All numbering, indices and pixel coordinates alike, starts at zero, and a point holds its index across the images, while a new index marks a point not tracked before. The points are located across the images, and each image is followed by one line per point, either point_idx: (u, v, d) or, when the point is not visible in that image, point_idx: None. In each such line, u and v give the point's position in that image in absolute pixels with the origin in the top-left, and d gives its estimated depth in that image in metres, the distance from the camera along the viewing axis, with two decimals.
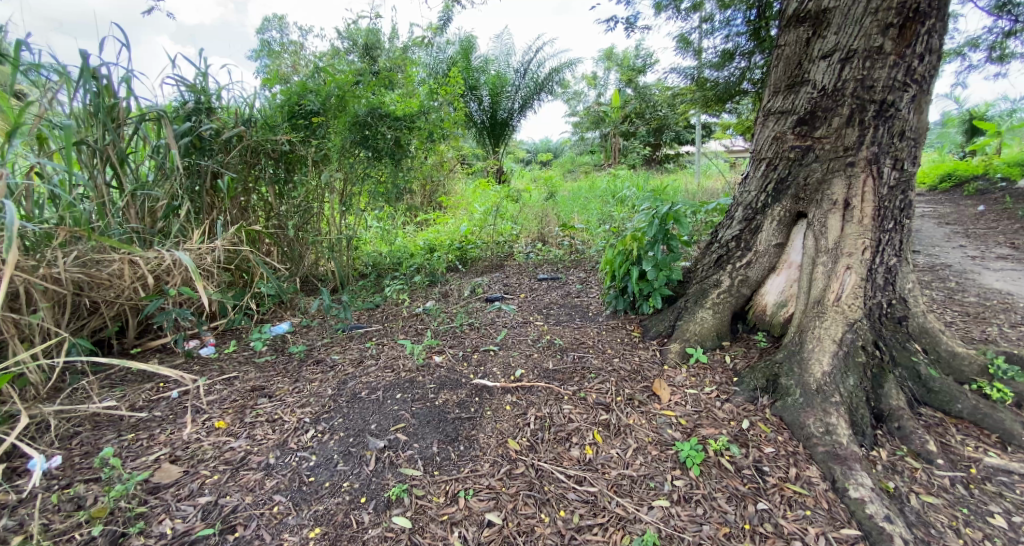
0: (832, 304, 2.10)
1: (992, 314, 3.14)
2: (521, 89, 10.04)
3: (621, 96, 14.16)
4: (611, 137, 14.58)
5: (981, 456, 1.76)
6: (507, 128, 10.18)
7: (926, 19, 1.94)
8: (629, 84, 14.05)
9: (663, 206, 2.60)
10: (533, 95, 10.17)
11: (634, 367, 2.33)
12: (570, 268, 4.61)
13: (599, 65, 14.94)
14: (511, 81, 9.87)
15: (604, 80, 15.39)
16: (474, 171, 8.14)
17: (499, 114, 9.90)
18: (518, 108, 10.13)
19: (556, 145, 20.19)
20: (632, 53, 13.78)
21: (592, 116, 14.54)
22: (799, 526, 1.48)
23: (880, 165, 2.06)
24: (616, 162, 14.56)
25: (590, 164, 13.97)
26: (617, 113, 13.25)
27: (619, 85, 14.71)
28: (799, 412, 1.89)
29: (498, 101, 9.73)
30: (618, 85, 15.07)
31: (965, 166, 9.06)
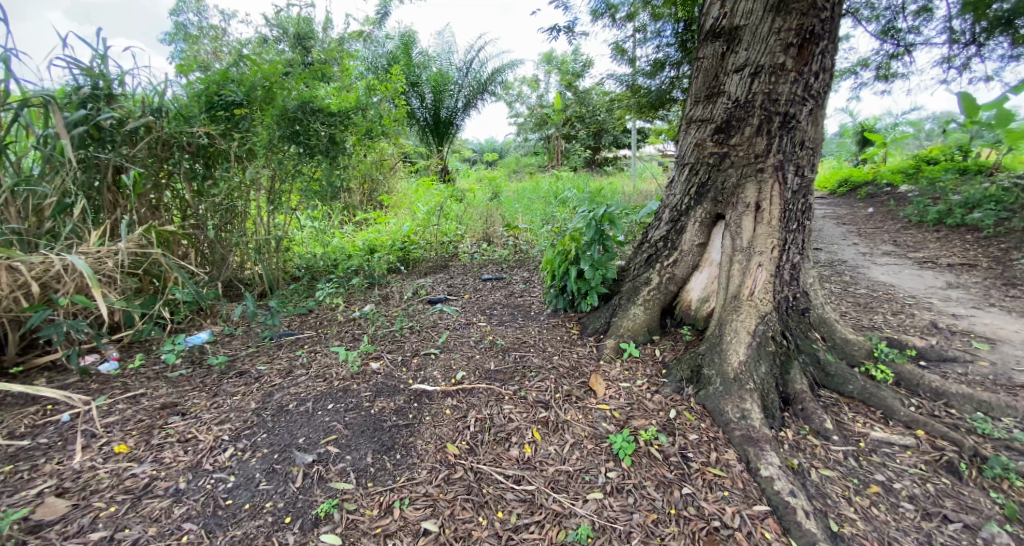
0: (746, 299, 2.28)
1: (879, 303, 3.58)
2: (463, 88, 9.97)
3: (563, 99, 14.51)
4: (554, 139, 14.92)
5: (868, 430, 1.98)
6: (450, 127, 10.09)
7: (820, 41, 2.16)
8: (569, 88, 14.44)
9: (598, 208, 2.70)
10: (475, 95, 10.14)
11: (573, 364, 2.40)
12: (514, 268, 4.65)
13: (541, 67, 15.21)
14: (453, 79, 9.77)
15: (546, 82, 15.70)
16: (417, 170, 8.00)
17: (442, 113, 9.78)
18: (461, 107, 10.06)
19: (501, 146, 20.34)
20: (572, 58, 14.16)
21: (535, 117, 14.81)
22: (718, 507, 1.59)
23: (785, 172, 2.26)
24: (560, 163, 14.92)
25: (534, 165, 14.21)
26: (558, 116, 13.58)
27: (560, 88, 15.07)
28: (719, 400, 2.03)
29: (441, 99, 9.60)
30: (559, 88, 15.41)
31: (858, 173, 10.27)
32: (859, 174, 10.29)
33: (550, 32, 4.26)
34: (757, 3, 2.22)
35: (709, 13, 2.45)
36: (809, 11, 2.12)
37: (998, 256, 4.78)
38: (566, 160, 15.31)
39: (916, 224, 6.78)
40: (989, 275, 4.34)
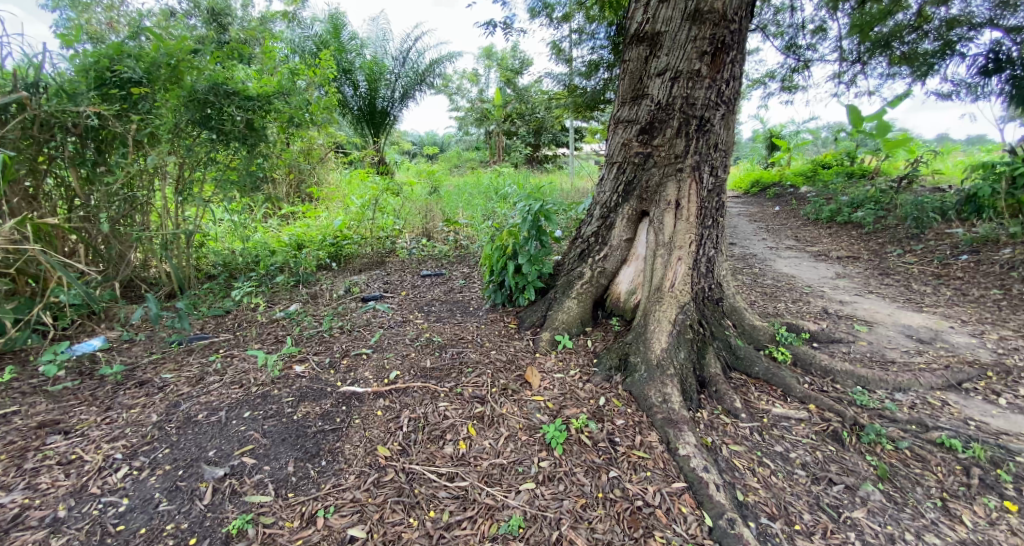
0: (668, 290, 2.42)
1: (783, 293, 3.97)
2: (400, 79, 9.66)
3: (502, 95, 14.56)
4: (496, 135, 14.93)
5: (770, 407, 2.19)
6: (387, 118, 9.73)
7: (730, 51, 2.34)
8: (509, 85, 14.53)
9: (534, 203, 2.74)
10: (413, 86, 9.84)
11: (509, 358, 2.42)
12: (454, 264, 4.59)
13: (480, 62, 15.15)
14: (389, 69, 9.43)
15: (485, 77, 15.65)
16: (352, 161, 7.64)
17: (377, 103, 9.40)
18: (399, 98, 9.74)
19: (442, 140, 20.04)
20: (511, 54, 14.25)
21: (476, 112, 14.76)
22: (641, 487, 1.69)
23: (701, 172, 2.43)
24: (501, 159, 14.97)
25: (475, 159, 14.11)
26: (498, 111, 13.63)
27: (499, 84, 15.10)
28: (644, 386, 2.15)
29: (376, 89, 9.23)
30: (498, 84, 15.44)
31: (767, 175, 11.30)
32: (768, 175, 11.34)
33: (488, 26, 4.22)
34: (676, 11, 2.36)
35: (633, 18, 2.56)
36: (720, 22, 2.28)
37: (877, 249, 5.50)
38: (507, 156, 15.38)
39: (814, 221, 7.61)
40: (869, 266, 4.98)
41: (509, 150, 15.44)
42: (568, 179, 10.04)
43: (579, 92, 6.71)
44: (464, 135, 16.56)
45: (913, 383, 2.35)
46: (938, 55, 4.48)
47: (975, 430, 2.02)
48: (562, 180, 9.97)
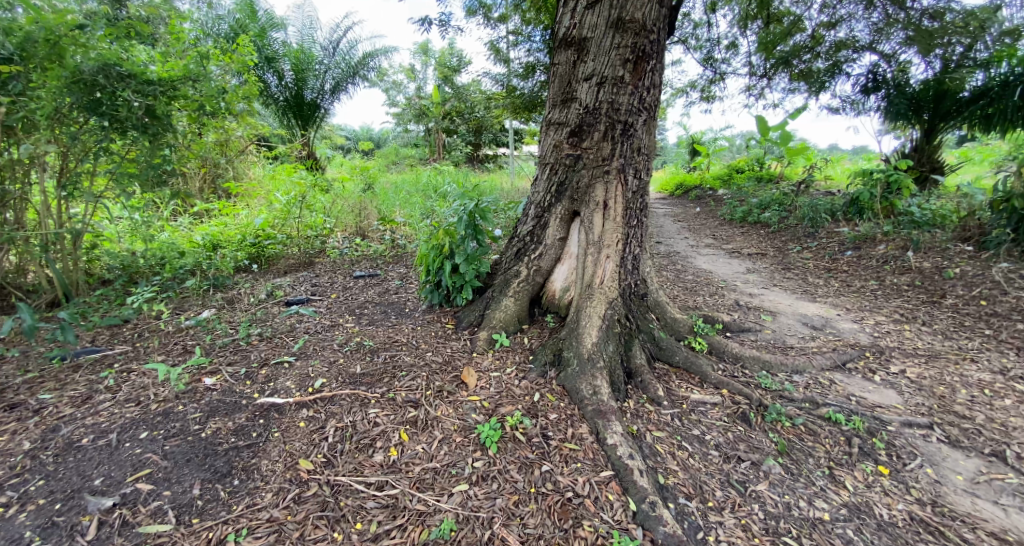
0: (598, 287, 2.52)
1: (703, 287, 4.29)
2: (330, 70, 9.19)
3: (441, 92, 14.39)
4: (435, 132, 14.68)
5: (689, 393, 2.35)
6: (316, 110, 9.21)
7: (650, 60, 2.47)
8: (447, 82, 14.39)
9: (469, 203, 2.74)
10: (345, 79, 9.40)
11: (445, 359, 2.39)
12: (389, 264, 4.45)
13: (417, 58, 14.83)
14: (317, 59, 8.93)
15: (423, 73, 15.36)
16: (279, 156, 7.16)
17: (305, 94, 8.87)
18: (329, 90, 9.26)
19: (379, 136, 19.40)
20: (449, 52, 14.11)
21: (414, 109, 14.50)
22: (571, 479, 1.73)
23: (626, 174, 2.55)
24: (441, 157, 14.74)
25: (413, 156, 13.80)
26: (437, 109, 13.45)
27: (436, 81, 14.88)
28: (576, 379, 2.22)
29: (304, 79, 8.70)
30: (436, 81, 15.21)
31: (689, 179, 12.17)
32: (690, 179, 12.22)
33: (424, 22, 4.14)
34: (601, 18, 2.45)
35: (562, 22, 2.63)
36: (640, 32, 2.40)
37: (780, 247, 6.10)
38: (447, 155, 14.91)
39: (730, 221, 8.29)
40: (774, 262, 5.51)
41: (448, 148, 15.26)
42: (508, 179, 10.11)
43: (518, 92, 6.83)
44: (401, 131, 16.13)
45: (807, 365, 2.64)
46: (828, 72, 5.74)
47: (856, 405, 2.30)
48: (502, 180, 10.03)
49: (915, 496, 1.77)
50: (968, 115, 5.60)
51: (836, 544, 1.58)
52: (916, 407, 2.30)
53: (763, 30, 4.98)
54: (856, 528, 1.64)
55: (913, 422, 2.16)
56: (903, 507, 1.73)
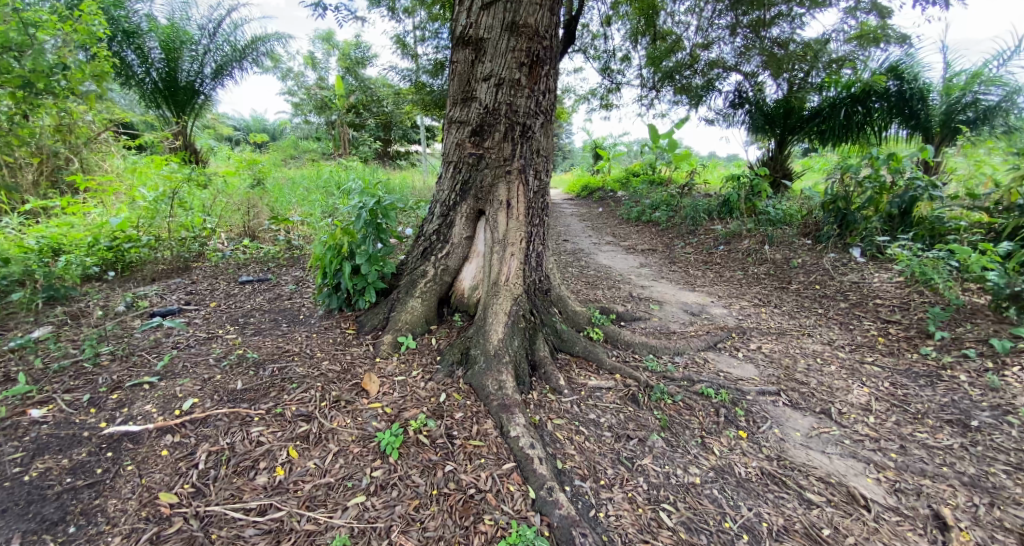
0: (504, 284, 2.56)
1: (604, 281, 4.60)
2: (212, 53, 8.19)
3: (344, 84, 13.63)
4: (339, 126, 13.86)
5: (588, 380, 2.49)
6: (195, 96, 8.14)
7: (544, 65, 2.57)
8: (351, 74, 13.69)
9: (368, 200, 2.61)
10: (230, 63, 8.43)
11: (344, 367, 2.26)
12: (282, 267, 4.09)
13: (317, 46, 13.89)
14: (194, 39, 7.88)
15: (324, 63, 14.43)
16: (148, 146, 6.22)
17: (180, 77, 7.80)
18: (210, 74, 8.23)
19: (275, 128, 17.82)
20: (353, 43, 13.46)
21: (316, 100, 13.61)
22: (474, 476, 1.74)
23: (527, 174, 2.63)
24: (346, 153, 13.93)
25: (314, 150, 12.87)
26: (340, 101, 12.73)
27: (339, 71, 14.08)
28: (482, 377, 2.23)
29: (177, 60, 7.64)
30: (339, 72, 14.37)
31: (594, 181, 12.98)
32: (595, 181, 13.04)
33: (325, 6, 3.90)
34: (496, 20, 2.48)
35: (458, 20, 2.61)
36: (534, 37, 2.49)
37: (667, 243, 6.75)
38: (353, 150, 14.22)
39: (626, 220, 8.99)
40: (663, 256, 6.08)
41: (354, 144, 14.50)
42: (418, 177, 9.89)
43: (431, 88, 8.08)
44: (300, 122, 14.97)
45: (686, 347, 2.96)
46: (703, 87, 6.55)
47: (724, 379, 2.63)
48: (412, 177, 9.79)
49: (765, 453, 2.07)
50: (806, 130, 6.62)
51: (705, 503, 1.79)
52: (769, 377, 2.70)
53: (651, 46, 5.92)
54: (721, 486, 1.87)
55: (765, 391, 2.53)
56: (756, 464, 2.00)
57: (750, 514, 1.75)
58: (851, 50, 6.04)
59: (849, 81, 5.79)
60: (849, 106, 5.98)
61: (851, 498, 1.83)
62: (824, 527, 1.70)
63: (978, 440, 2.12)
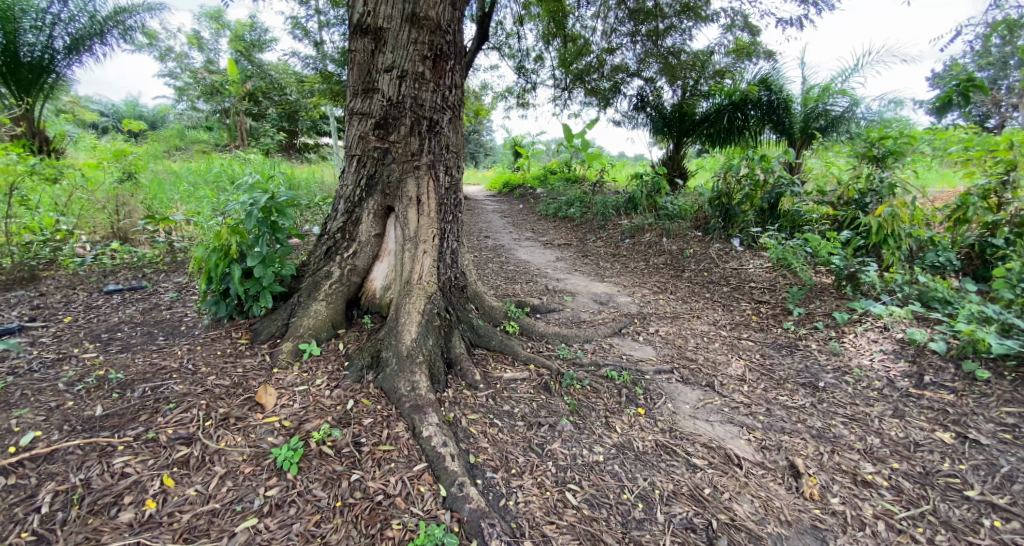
0: (416, 283, 2.50)
1: (522, 276, 4.69)
2: (67, 25, 6.95)
3: (240, 69, 12.40)
4: (234, 115, 12.57)
5: (503, 373, 2.53)
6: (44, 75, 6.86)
7: (449, 59, 2.54)
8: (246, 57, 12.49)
9: (260, 196, 2.39)
10: (90, 38, 7.21)
11: (236, 380, 2.06)
12: (162, 273, 3.61)
13: (204, 24, 12.44)
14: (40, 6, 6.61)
15: (213, 44, 12.97)
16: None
17: (20, 51, 6.53)
18: (64, 49, 6.98)
19: (155, 116, 15.72)
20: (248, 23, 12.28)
21: (205, 86, 12.26)
22: (383, 482, 1.68)
23: (436, 170, 2.58)
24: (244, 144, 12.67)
25: (204, 141, 11.57)
26: (234, 87, 11.54)
27: (232, 54, 12.75)
28: (394, 379, 2.17)
29: (15, 30, 6.38)
30: (232, 55, 13.01)
31: (515, 178, 13.25)
32: (515, 178, 13.30)
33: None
34: (396, 10, 2.40)
35: (355, 7, 2.49)
36: (436, 31, 2.44)
37: (581, 237, 7.08)
38: (253, 141, 12.99)
39: (543, 215, 9.28)
40: (578, 251, 6.36)
41: (252, 134, 13.24)
42: (327, 172, 9.30)
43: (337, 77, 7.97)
44: (187, 109, 13.37)
45: (595, 334, 3.14)
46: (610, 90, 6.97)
47: (626, 362, 2.83)
48: (321, 171, 9.18)
49: (660, 427, 2.27)
50: (697, 133, 7.27)
51: (606, 478, 1.91)
52: (665, 357, 2.97)
53: (562, 47, 6.32)
54: (621, 462, 2.01)
55: (661, 370, 2.77)
56: (652, 437, 2.19)
57: (645, 484, 1.89)
58: (731, 63, 6.75)
59: (730, 90, 6.50)
60: (731, 113, 6.70)
61: (727, 458, 2.08)
62: (705, 487, 1.90)
63: (824, 398, 2.52)
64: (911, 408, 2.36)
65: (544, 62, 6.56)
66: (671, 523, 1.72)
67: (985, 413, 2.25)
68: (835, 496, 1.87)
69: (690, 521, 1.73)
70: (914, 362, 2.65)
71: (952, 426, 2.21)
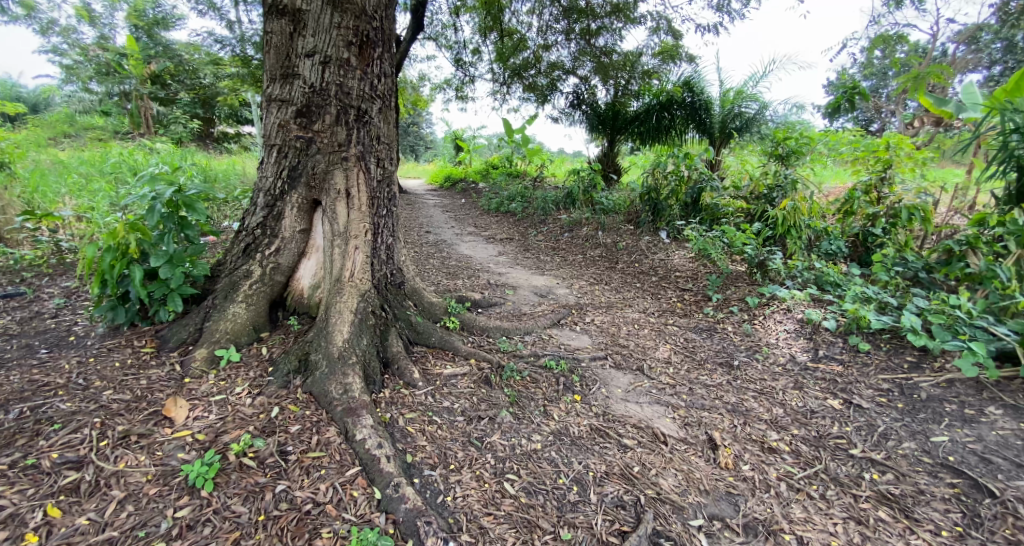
0: (347, 281, 2.39)
1: (464, 271, 4.66)
2: None
3: (141, 47, 11.10)
4: (136, 98, 11.25)
5: (443, 370, 2.50)
6: None
7: (377, 47, 2.43)
8: (149, 35, 11.21)
9: (163, 189, 2.15)
10: None
11: (138, 393, 1.86)
12: (46, 277, 3.16)
13: None
14: None
15: (107, 18, 11.49)
16: None
17: None
18: None
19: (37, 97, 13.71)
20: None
21: (100, 65, 10.87)
22: (312, 490, 1.60)
23: (366, 161, 2.47)
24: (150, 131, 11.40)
25: (100, 127, 10.26)
26: (135, 68, 10.33)
27: (132, 30, 11.38)
28: (324, 382, 2.06)
29: None
30: (131, 31, 11.60)
31: (456, 172, 13.13)
32: (456, 172, 13.18)
33: None
34: None
35: None
36: (361, 16, 2.32)
37: (523, 232, 7.16)
38: (161, 128, 11.73)
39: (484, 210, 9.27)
40: (519, 245, 6.41)
41: (158, 120, 11.94)
42: (250, 164, 8.62)
43: (257, 62, 7.43)
44: (77, 91, 11.78)
45: (534, 326, 3.20)
46: (547, 87, 7.08)
47: (564, 351, 2.92)
48: (243, 163, 8.50)
49: (594, 411, 2.36)
50: (629, 131, 7.59)
51: (543, 466, 1.95)
52: (599, 344, 3.09)
53: (500, 41, 6.36)
54: (558, 448, 2.06)
55: (596, 356, 2.89)
56: (586, 422, 2.27)
57: (580, 467, 1.96)
58: (658, 65, 7.18)
59: (658, 90, 6.86)
60: (658, 112, 7.03)
61: (654, 437, 2.21)
62: (634, 465, 2.01)
63: (738, 375, 2.76)
64: (809, 380, 2.65)
65: (482, 55, 6.57)
66: (603, 502, 1.80)
67: (867, 380, 2.57)
68: (746, 463, 2.06)
69: (620, 499, 1.82)
70: (811, 339, 2.97)
71: (841, 394, 2.51)
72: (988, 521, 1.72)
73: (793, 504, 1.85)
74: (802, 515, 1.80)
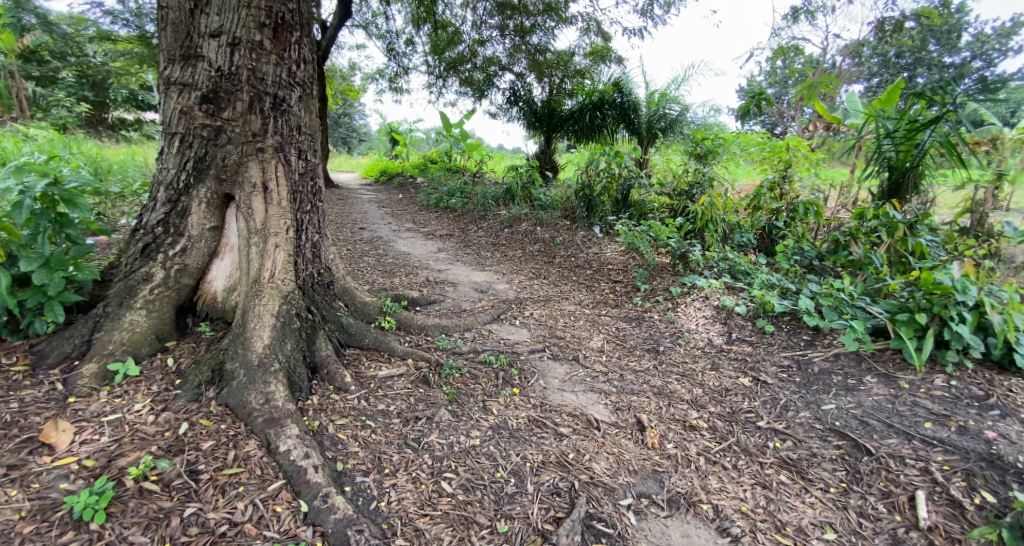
0: (267, 282, 2.22)
1: (402, 269, 4.53)
2: None
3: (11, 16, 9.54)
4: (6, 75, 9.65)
5: (377, 372, 2.41)
6: None
7: (294, 30, 2.26)
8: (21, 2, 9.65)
9: (34, 181, 1.85)
10: None
11: (8, 419, 1.61)
12: None
13: None
14: None
15: None
16: None
17: None
18: None
19: None
20: None
21: None
22: (228, 510, 1.47)
23: (285, 153, 2.30)
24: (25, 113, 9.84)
25: None
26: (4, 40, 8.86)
27: None
28: (242, 393, 1.91)
29: None
30: None
31: (392, 167, 12.72)
32: (392, 167, 12.78)
33: None
34: None
35: None
36: None
37: (463, 228, 7.09)
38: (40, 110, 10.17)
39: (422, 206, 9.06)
40: (460, 241, 6.33)
41: (36, 102, 10.36)
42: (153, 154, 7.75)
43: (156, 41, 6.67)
44: None
45: (474, 322, 3.18)
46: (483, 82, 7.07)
47: (503, 345, 2.94)
48: (145, 152, 7.63)
49: (532, 403, 2.39)
50: (564, 130, 7.69)
51: (482, 461, 1.95)
52: (538, 337, 3.15)
53: (433, 32, 6.21)
54: (497, 442, 2.07)
55: (534, 349, 2.94)
56: (524, 414, 2.30)
57: (519, 459, 1.99)
58: (589, 66, 7.47)
59: (590, 90, 7.10)
60: (591, 112, 7.28)
61: (588, 423, 2.29)
62: (570, 452, 2.07)
63: (663, 359, 2.94)
64: (724, 361, 2.88)
65: (415, 46, 6.40)
66: (539, 491, 1.83)
67: (772, 358, 2.85)
68: (669, 442, 2.20)
69: (555, 486, 1.86)
70: (726, 323, 3.24)
71: (750, 372, 2.75)
72: (867, 476, 1.97)
73: (709, 476, 2.00)
74: (717, 485, 1.95)
